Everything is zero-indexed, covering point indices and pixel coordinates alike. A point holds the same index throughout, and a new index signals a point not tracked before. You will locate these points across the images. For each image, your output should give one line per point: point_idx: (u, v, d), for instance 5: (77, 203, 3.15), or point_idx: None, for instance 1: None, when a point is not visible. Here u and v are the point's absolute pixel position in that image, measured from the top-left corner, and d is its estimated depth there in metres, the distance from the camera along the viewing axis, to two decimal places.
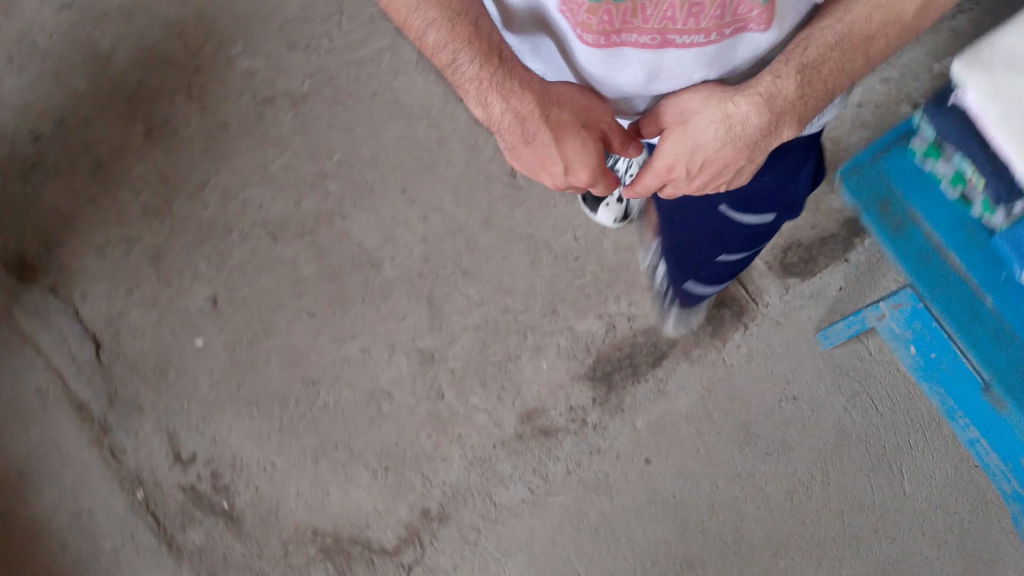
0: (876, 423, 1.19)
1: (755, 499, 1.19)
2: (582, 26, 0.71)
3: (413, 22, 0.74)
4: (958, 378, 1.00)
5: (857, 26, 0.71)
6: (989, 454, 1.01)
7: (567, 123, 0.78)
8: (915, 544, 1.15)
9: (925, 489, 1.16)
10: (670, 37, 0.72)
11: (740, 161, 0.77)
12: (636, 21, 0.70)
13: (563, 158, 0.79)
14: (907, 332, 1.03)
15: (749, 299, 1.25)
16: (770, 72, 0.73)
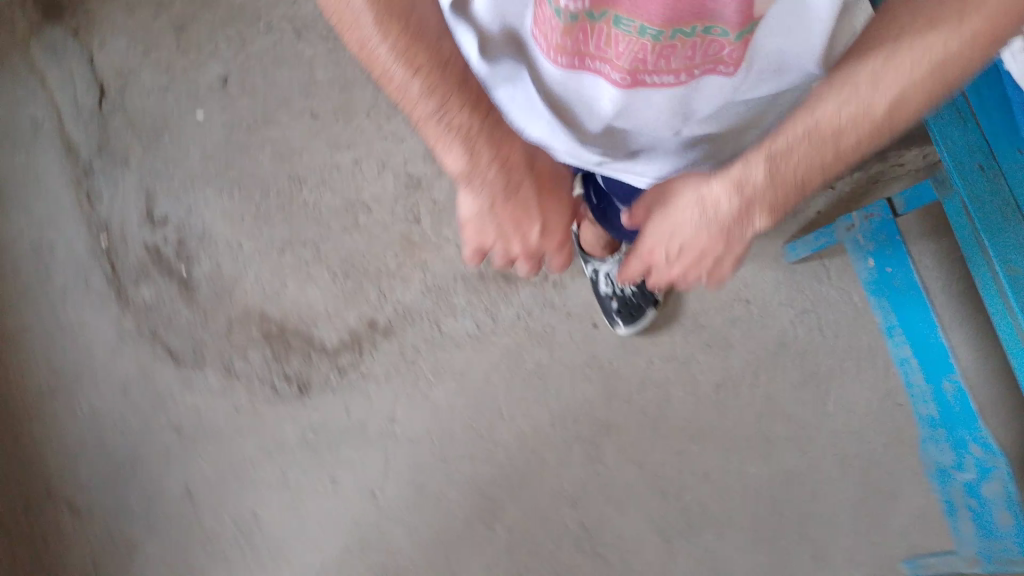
0: (817, 341, 1.25)
1: (685, 384, 1.25)
2: (547, 49, 0.63)
3: (390, 71, 0.63)
4: (906, 294, 1.07)
5: (824, 120, 0.61)
6: (915, 375, 1.07)
7: (542, 181, 0.77)
8: (824, 462, 1.21)
9: (846, 414, 1.22)
10: (642, 77, 0.64)
11: (717, 239, 0.73)
12: (601, 51, 0.62)
13: (541, 219, 0.78)
14: (870, 245, 1.09)
15: None
16: (742, 159, 0.67)
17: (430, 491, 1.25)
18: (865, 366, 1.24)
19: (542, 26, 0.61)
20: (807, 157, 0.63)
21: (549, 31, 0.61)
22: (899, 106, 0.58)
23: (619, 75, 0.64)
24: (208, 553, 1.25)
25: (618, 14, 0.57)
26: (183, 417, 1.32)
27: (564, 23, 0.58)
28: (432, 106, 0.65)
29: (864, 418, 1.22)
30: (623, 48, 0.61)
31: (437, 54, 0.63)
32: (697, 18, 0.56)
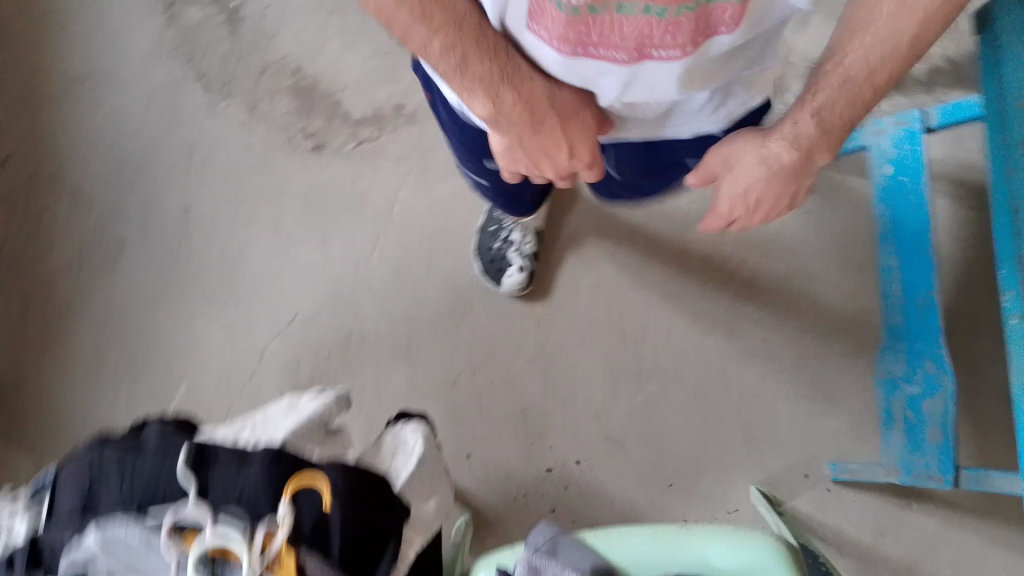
0: (813, 242, 1.29)
1: (673, 245, 1.31)
2: (555, 40, 0.62)
3: (415, 36, 0.60)
4: (913, 205, 1.12)
5: (856, 66, 0.65)
6: (893, 283, 1.12)
7: (568, 103, 0.70)
8: (780, 353, 1.25)
9: (817, 316, 1.26)
10: (648, 53, 0.62)
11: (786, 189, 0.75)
12: (610, 39, 0.61)
13: (569, 142, 0.72)
14: (893, 151, 1.14)
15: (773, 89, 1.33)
16: (790, 117, 0.71)
17: (407, 272, 1.32)
18: (847, 273, 1.27)
19: (545, 22, 0.60)
20: (844, 96, 0.67)
21: (553, 24, 0.60)
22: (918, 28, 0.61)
23: (624, 54, 0.62)
24: (189, 270, 1.35)
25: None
26: (196, 141, 1.39)
27: (568, 15, 0.58)
28: (432, 53, 0.61)
29: (829, 319, 1.26)
30: (626, 32, 0.59)
31: (454, 16, 0.59)
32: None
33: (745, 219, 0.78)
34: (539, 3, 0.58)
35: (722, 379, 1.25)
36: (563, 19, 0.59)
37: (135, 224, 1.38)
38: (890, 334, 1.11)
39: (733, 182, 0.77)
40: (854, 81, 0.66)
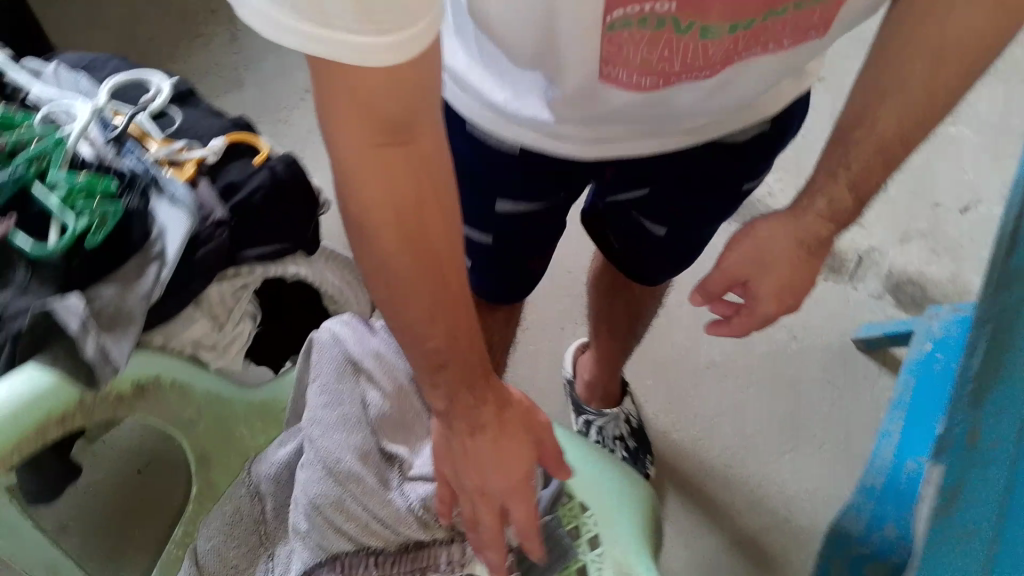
0: (822, 410, 1.21)
1: (687, 343, 1.27)
2: (640, 67, 0.58)
3: (404, 313, 0.52)
4: (940, 376, 1.05)
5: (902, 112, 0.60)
6: (886, 443, 1.02)
7: (513, 433, 0.59)
8: (736, 486, 1.15)
9: (789, 477, 1.15)
10: (737, 57, 0.60)
11: (812, 274, 0.66)
12: (694, 66, 0.59)
13: (507, 481, 0.59)
14: (939, 331, 1.11)
15: (849, 271, 1.32)
16: (823, 192, 0.63)
17: None
18: (838, 455, 1.17)
19: (628, 57, 0.57)
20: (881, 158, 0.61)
21: (635, 54, 0.57)
22: (948, 93, 0.59)
23: (705, 75, 0.61)
24: (271, 125, 1.43)
25: (709, 23, 0.55)
26: None
27: (652, 30, 0.55)
28: (431, 330, 0.53)
29: (798, 491, 1.14)
30: (713, 52, 0.58)
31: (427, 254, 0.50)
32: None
33: (780, 305, 0.66)
34: (615, 39, 0.55)
35: (661, 480, 1.15)
36: (648, 37, 0.55)
37: (257, 76, 1.48)
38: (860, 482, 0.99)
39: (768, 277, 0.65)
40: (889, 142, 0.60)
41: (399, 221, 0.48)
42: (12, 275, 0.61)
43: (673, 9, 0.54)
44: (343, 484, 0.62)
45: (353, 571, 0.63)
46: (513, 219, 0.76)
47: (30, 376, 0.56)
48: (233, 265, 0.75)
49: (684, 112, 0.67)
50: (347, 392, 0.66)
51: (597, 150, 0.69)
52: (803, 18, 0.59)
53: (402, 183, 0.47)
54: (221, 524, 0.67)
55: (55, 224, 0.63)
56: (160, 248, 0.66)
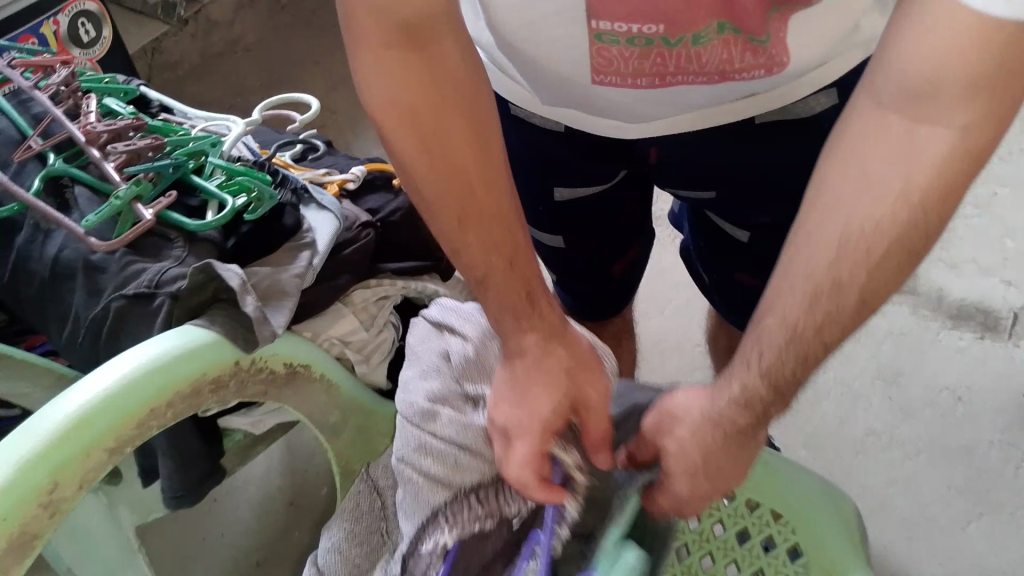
0: (1007, 475, 1.06)
1: (840, 408, 1.14)
2: (632, 73, 0.58)
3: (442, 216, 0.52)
4: None
5: (870, 205, 0.44)
6: None
7: (553, 364, 0.54)
8: (923, 563, 0.99)
9: (985, 550, 1.00)
10: (731, 76, 0.57)
11: (742, 449, 0.50)
12: (687, 68, 0.57)
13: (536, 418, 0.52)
14: None
15: (1006, 329, 1.21)
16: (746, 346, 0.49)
17: None
18: None
19: (619, 57, 0.57)
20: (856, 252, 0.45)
21: (622, 61, 0.57)
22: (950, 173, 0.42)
23: (704, 80, 0.58)
24: None
25: (698, 31, 0.54)
26: None
27: (640, 48, 0.55)
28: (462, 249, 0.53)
29: (1000, 565, 0.98)
30: (708, 58, 0.56)
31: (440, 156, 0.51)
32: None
33: (696, 491, 0.51)
34: (604, 51, 0.57)
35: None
36: (637, 54, 0.56)
37: None
38: None
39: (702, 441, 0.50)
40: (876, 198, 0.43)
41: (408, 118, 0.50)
42: (168, 251, 0.59)
43: (660, 30, 0.54)
44: (420, 425, 0.55)
45: (459, 521, 0.53)
46: (571, 206, 0.74)
47: (188, 332, 0.53)
48: (374, 275, 0.72)
49: (709, 106, 0.60)
50: (432, 349, 0.59)
51: (631, 132, 0.64)
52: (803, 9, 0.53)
53: (419, 87, 0.49)
54: (343, 522, 0.59)
55: (212, 205, 0.63)
56: (312, 237, 0.65)
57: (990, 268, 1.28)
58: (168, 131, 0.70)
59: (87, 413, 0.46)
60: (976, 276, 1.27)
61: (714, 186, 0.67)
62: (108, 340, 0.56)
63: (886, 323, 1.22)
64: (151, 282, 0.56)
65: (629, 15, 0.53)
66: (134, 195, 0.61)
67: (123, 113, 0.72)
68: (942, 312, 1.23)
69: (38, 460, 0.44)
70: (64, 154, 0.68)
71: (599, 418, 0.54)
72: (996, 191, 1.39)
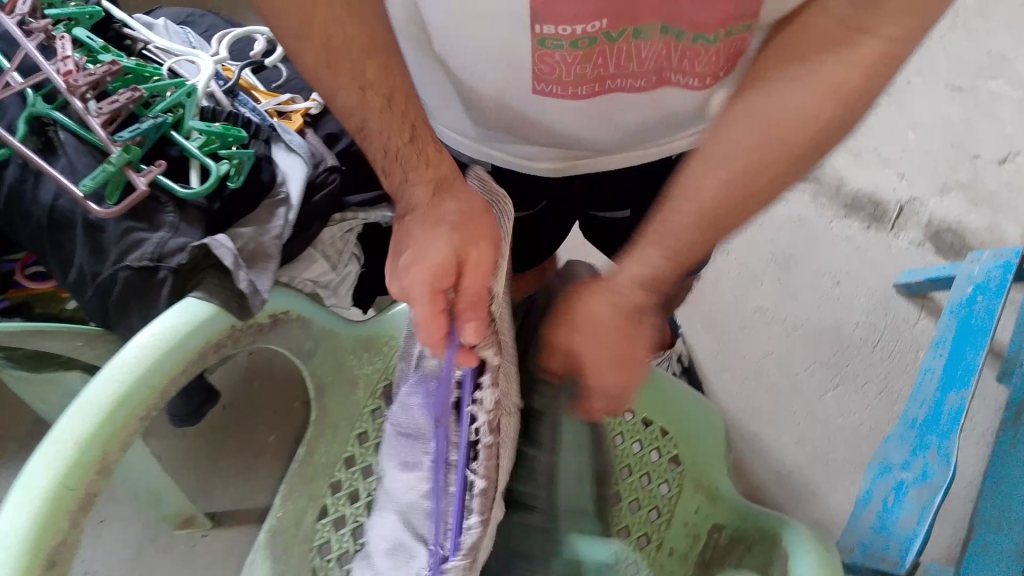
0: (865, 351, 1.27)
1: (737, 288, 1.33)
2: (574, 81, 0.63)
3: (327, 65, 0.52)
4: (979, 321, 1.11)
5: (783, 110, 0.52)
6: (911, 434, 1.07)
7: (438, 211, 0.52)
8: (785, 422, 1.21)
9: (835, 413, 1.22)
10: (666, 77, 0.65)
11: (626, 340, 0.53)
12: (627, 69, 0.63)
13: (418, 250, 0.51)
14: (981, 275, 1.17)
15: (890, 222, 1.37)
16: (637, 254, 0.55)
17: None
18: (881, 395, 1.23)
19: (558, 67, 0.61)
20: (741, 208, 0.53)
21: (564, 69, 0.62)
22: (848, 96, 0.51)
23: (643, 82, 0.65)
24: None
25: (640, 26, 0.59)
26: None
27: (584, 49, 0.59)
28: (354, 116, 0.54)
29: (845, 425, 1.21)
30: (646, 58, 0.62)
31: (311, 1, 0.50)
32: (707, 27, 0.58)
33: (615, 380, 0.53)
34: (548, 55, 0.60)
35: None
36: (579, 57, 0.60)
37: None
38: (876, 512, 1.00)
39: (584, 335, 0.53)
40: (781, 136, 0.52)
41: None
42: (162, 216, 0.67)
43: (603, 26, 0.58)
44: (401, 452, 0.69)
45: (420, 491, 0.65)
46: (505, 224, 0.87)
47: (192, 305, 0.62)
48: (340, 210, 0.81)
49: (639, 121, 0.71)
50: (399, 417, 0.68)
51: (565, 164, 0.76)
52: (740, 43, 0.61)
53: None
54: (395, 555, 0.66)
55: (195, 167, 0.69)
56: (286, 192, 0.73)
57: (889, 160, 1.43)
58: (141, 73, 0.75)
59: (122, 394, 0.57)
60: (874, 168, 1.42)
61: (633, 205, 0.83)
62: (117, 303, 0.65)
63: (787, 213, 1.39)
64: (153, 254, 0.65)
65: (574, 18, 0.56)
66: (125, 162, 0.66)
67: (95, 47, 0.75)
68: (838, 203, 1.40)
69: (89, 438, 0.55)
70: (42, 96, 0.72)
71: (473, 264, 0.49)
72: (907, 82, 1.51)
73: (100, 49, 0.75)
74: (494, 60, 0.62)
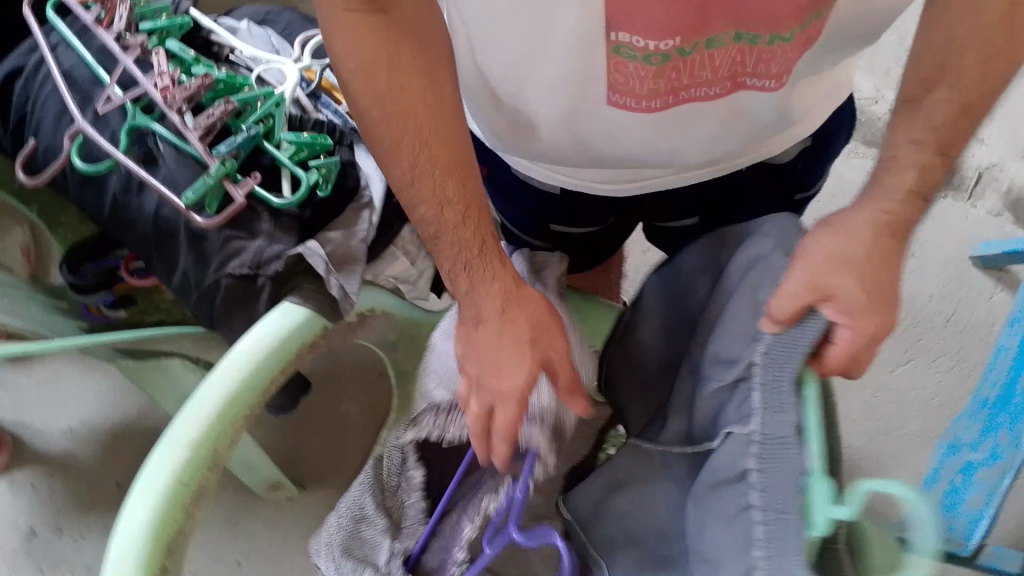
0: (937, 324, 1.26)
1: None
2: (648, 93, 0.63)
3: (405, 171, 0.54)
4: None
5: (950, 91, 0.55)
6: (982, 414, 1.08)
7: (515, 322, 0.53)
8: (853, 397, 1.22)
9: (905, 388, 1.22)
10: (741, 81, 0.65)
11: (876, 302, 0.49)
12: (700, 78, 0.63)
13: (495, 362, 0.52)
14: None
15: (966, 191, 1.35)
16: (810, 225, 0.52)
17: None
18: (953, 370, 1.23)
19: (632, 82, 0.62)
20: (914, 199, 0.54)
21: (639, 83, 0.61)
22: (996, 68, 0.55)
23: (715, 89, 0.65)
24: None
25: (711, 34, 0.58)
26: None
27: (658, 65, 0.59)
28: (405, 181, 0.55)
29: (916, 400, 1.21)
30: (717, 62, 0.62)
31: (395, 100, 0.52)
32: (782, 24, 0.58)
33: (866, 326, 0.48)
34: (622, 64, 0.60)
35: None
36: (652, 70, 0.60)
37: None
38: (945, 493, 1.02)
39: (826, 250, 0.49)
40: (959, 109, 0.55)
41: (372, 87, 0.52)
42: (257, 225, 0.71)
43: (676, 45, 0.58)
44: None
45: None
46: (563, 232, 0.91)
47: (288, 311, 0.67)
48: None
49: (710, 142, 0.72)
50: None
51: (634, 187, 0.79)
52: (816, 31, 0.61)
53: (365, 48, 0.51)
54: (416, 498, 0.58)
55: (287, 176, 0.73)
56: (370, 196, 0.77)
57: None
58: (232, 82, 0.79)
59: (230, 396, 0.62)
60: None
61: (698, 212, 0.87)
62: (222, 308, 0.70)
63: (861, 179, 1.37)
64: (252, 263, 0.69)
65: (651, 30, 0.57)
66: (223, 173, 0.71)
67: (188, 59, 0.80)
68: None
69: (202, 437, 0.60)
70: (140, 107, 0.77)
71: (508, 406, 0.50)
72: None
73: (192, 61, 0.80)
74: (563, 84, 0.63)
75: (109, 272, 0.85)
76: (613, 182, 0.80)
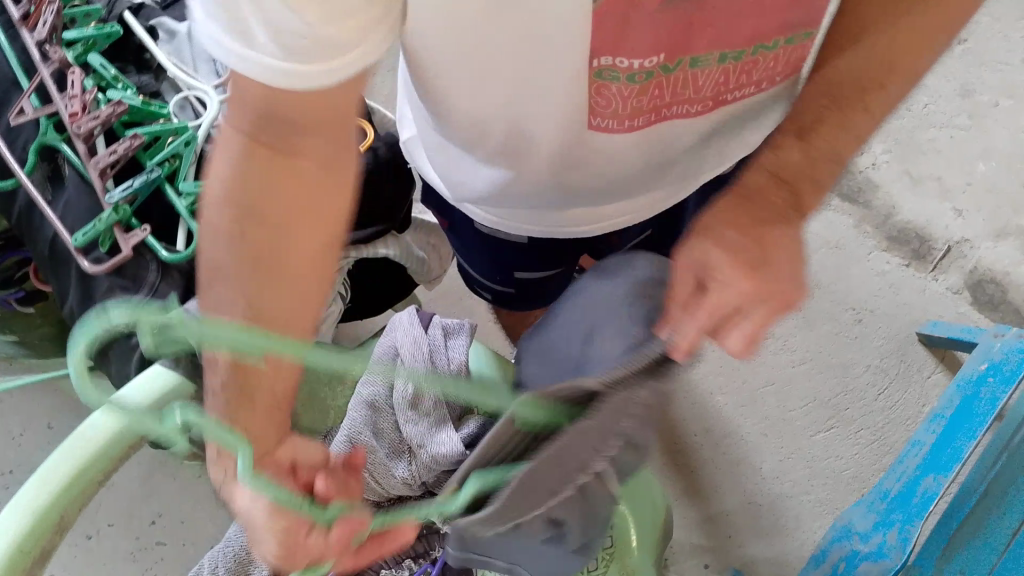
0: (869, 395, 1.26)
1: None
2: (629, 116, 0.67)
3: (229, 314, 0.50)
4: (981, 405, 1.08)
5: (880, 60, 0.58)
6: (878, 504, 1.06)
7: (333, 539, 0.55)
8: (769, 455, 1.24)
9: (820, 453, 1.23)
10: (725, 97, 0.71)
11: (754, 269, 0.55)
12: (683, 95, 0.67)
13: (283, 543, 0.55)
14: (999, 355, 1.13)
15: (931, 262, 1.32)
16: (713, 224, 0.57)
17: None
18: (873, 443, 1.24)
19: (614, 104, 0.65)
20: (801, 183, 0.60)
21: (620, 104, 0.65)
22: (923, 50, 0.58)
23: (698, 105, 0.70)
24: None
25: (696, 55, 0.63)
26: None
27: (641, 82, 0.64)
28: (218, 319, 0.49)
29: (829, 467, 1.23)
30: (701, 82, 0.67)
31: (254, 224, 0.49)
32: (772, 34, 0.64)
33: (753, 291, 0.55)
34: (605, 87, 0.63)
35: (695, 438, 1.25)
36: (635, 90, 0.64)
37: None
38: None
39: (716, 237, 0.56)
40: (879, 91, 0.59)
41: (245, 205, 0.49)
42: (145, 273, 0.71)
43: (660, 61, 0.62)
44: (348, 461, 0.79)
45: None
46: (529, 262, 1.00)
47: (158, 373, 0.68)
48: None
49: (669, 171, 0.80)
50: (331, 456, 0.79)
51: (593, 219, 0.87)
52: (752, 60, 0.67)
53: (263, 174, 0.48)
54: None
55: (183, 229, 0.73)
56: None
57: (949, 191, 1.35)
58: (145, 111, 0.77)
59: (84, 464, 0.64)
60: (930, 197, 1.34)
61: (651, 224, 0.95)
62: (101, 351, 0.73)
63: (826, 232, 1.35)
64: None
65: (633, 51, 0.60)
66: (115, 221, 0.70)
67: (109, 78, 0.78)
68: (883, 232, 1.34)
69: (49, 505, 0.62)
70: (52, 124, 0.75)
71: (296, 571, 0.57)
72: (997, 102, 1.39)
73: (112, 79, 0.78)
74: (557, 116, 0.66)
75: (17, 265, 0.84)
76: (579, 211, 0.86)
